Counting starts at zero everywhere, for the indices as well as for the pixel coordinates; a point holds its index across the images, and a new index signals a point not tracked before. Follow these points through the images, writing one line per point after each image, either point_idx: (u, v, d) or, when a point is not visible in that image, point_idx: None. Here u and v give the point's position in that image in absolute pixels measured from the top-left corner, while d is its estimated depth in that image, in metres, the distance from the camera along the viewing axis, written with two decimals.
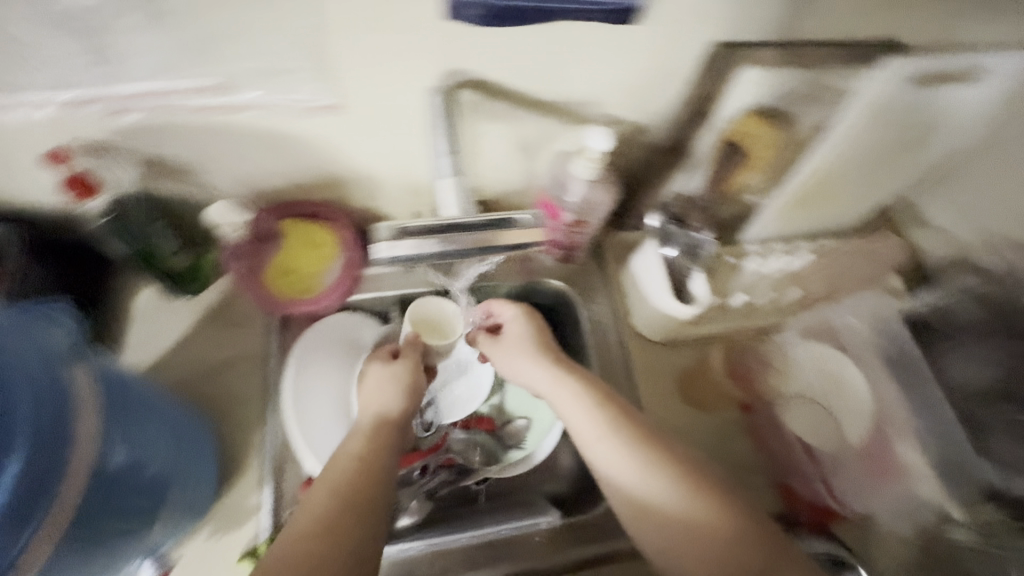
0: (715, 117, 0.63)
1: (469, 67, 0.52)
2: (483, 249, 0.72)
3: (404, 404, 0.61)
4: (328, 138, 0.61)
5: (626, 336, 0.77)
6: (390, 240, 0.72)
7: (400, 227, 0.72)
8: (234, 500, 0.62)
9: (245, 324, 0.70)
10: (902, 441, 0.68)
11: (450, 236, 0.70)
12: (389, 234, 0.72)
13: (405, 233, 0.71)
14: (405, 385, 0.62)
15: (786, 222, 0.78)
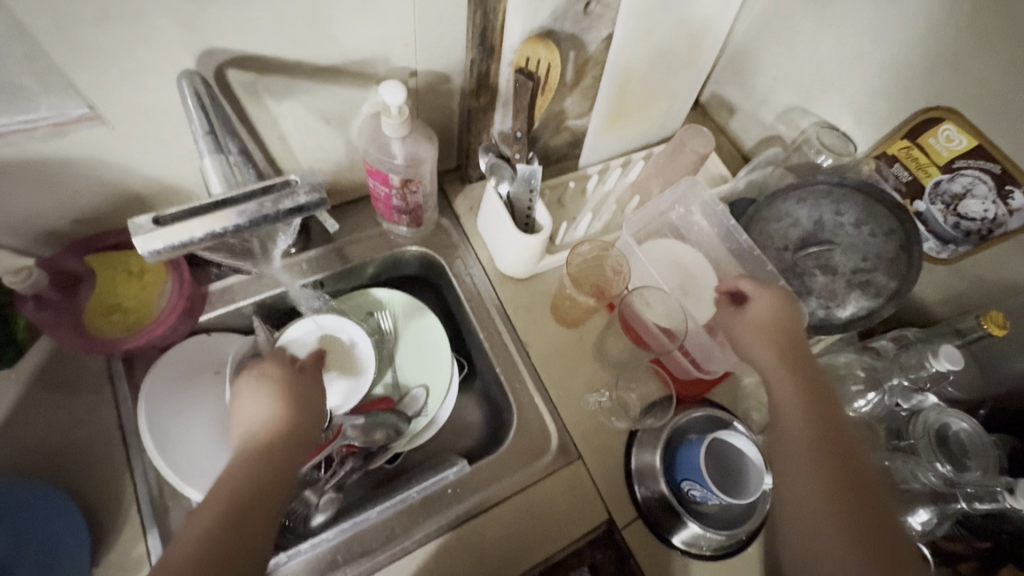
0: (503, 47, 0.64)
1: (223, 44, 0.51)
2: (264, 223, 0.46)
3: (296, 413, 0.55)
4: (107, 155, 0.56)
5: (495, 281, 0.79)
6: (143, 233, 0.43)
7: (154, 217, 0.45)
8: (118, 555, 0.58)
9: (85, 377, 0.65)
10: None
11: (215, 214, 0.45)
12: (140, 227, 0.43)
13: (160, 223, 0.44)
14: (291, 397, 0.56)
15: (611, 138, 0.84)
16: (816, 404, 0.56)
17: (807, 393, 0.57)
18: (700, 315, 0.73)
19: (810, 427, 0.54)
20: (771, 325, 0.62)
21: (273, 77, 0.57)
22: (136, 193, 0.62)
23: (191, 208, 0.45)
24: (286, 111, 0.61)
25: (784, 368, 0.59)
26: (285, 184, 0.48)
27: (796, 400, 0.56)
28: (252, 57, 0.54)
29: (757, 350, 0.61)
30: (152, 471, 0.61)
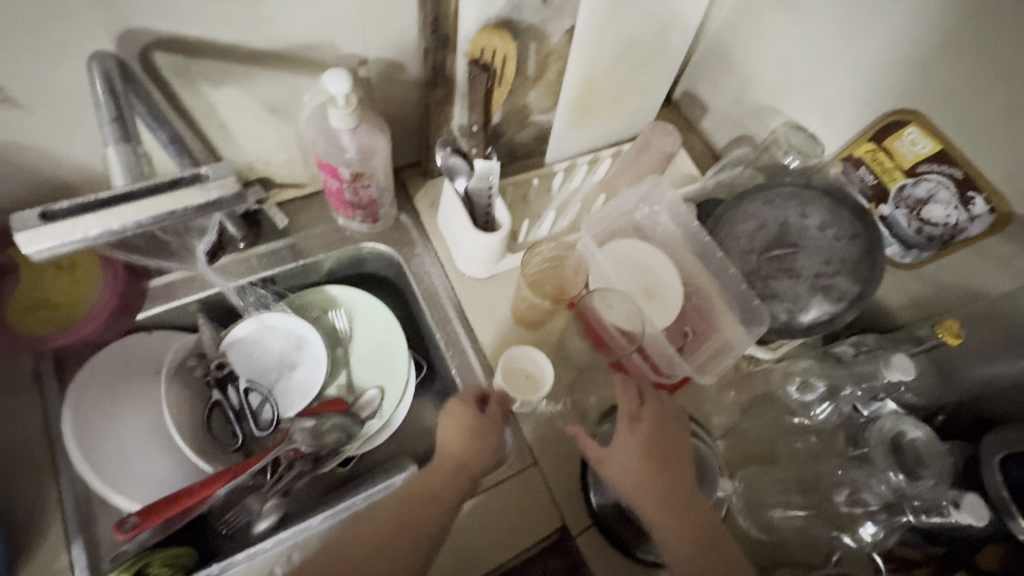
0: (457, 36, 0.61)
1: (148, 25, 0.48)
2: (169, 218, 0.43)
3: (467, 450, 0.62)
4: (27, 140, 0.52)
5: (455, 280, 0.77)
6: (26, 229, 0.40)
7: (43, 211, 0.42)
8: (39, 564, 0.55)
9: (11, 379, 0.61)
10: (718, 310, 0.73)
11: (115, 210, 0.42)
12: (25, 222, 0.40)
13: (49, 217, 0.41)
14: (467, 433, 0.63)
15: (578, 135, 0.82)
16: (667, 481, 0.60)
17: (662, 472, 0.60)
18: (658, 319, 0.72)
19: (672, 504, 0.59)
20: (629, 414, 0.64)
21: (207, 62, 0.53)
22: (64, 182, 0.58)
23: (81, 203, 0.42)
24: (226, 98, 0.58)
25: (637, 458, 0.61)
26: (189, 178, 0.44)
27: (643, 490, 0.60)
28: (181, 40, 0.50)
29: (619, 442, 0.63)
30: (78, 479, 0.58)
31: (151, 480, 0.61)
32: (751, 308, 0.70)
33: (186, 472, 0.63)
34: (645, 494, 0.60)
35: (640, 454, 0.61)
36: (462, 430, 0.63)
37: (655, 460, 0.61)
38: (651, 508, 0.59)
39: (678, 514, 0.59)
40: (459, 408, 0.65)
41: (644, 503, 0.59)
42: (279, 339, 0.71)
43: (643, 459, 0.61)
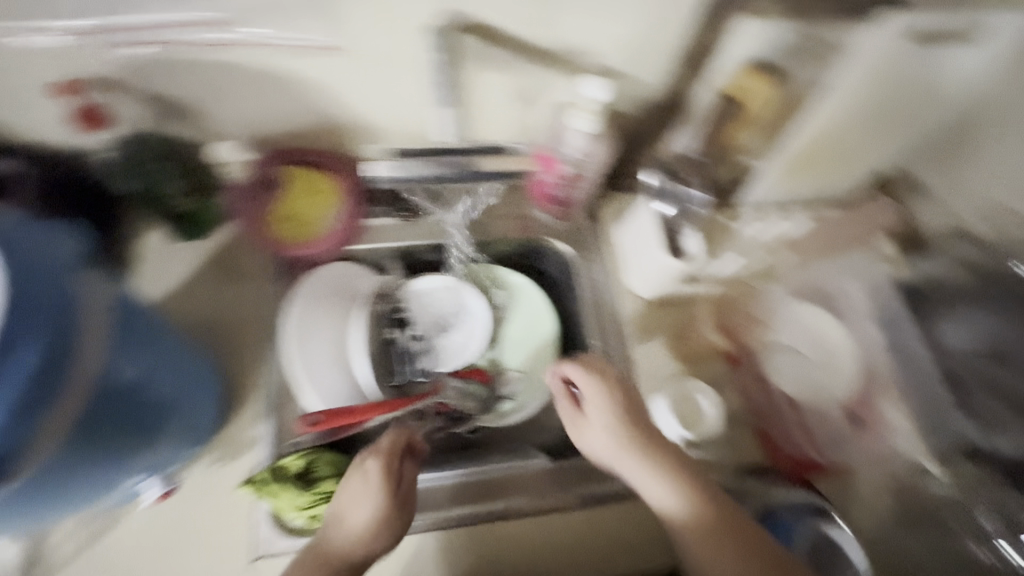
0: (715, 68, 0.62)
1: (470, 10, 0.53)
2: None
3: (359, 540, 0.53)
4: (334, 83, 0.60)
5: (621, 294, 0.78)
6: None
7: None
8: (236, 429, 0.64)
9: (248, 271, 0.72)
10: (888, 401, 0.70)
11: None
12: None
13: None
14: (365, 514, 0.54)
15: (788, 184, 0.78)
16: (717, 505, 0.55)
17: (682, 475, 0.57)
18: (836, 385, 0.70)
19: (700, 506, 0.55)
20: (587, 402, 0.62)
21: (494, 48, 0.59)
22: (341, 121, 0.67)
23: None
24: (491, 81, 0.63)
25: (637, 435, 0.59)
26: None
27: (653, 472, 0.57)
28: (487, 26, 0.56)
29: (594, 436, 0.61)
30: (281, 369, 0.67)
31: (335, 392, 0.68)
32: (941, 420, 0.69)
33: (357, 395, 0.69)
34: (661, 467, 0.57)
35: (631, 434, 0.59)
36: (365, 493, 0.54)
37: (650, 448, 0.58)
38: (663, 489, 0.56)
39: (695, 503, 0.55)
40: (388, 456, 0.57)
41: (642, 472, 0.57)
42: (446, 301, 0.77)
43: (643, 439, 0.59)
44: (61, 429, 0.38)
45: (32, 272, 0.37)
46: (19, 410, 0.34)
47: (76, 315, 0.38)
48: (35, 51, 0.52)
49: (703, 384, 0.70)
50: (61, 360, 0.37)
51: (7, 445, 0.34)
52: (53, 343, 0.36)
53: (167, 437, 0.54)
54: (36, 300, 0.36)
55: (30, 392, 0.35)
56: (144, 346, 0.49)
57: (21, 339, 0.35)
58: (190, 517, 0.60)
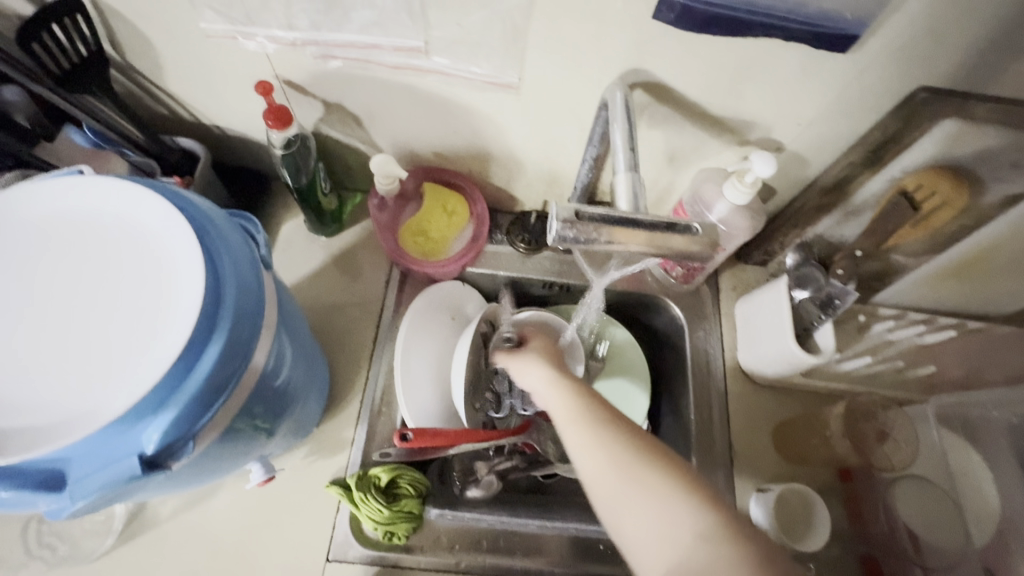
0: (895, 161, 0.58)
1: (652, 69, 0.52)
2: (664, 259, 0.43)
3: None
4: (495, 115, 0.61)
5: (728, 369, 0.74)
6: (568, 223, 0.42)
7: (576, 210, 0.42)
8: (332, 427, 0.66)
9: (367, 274, 0.75)
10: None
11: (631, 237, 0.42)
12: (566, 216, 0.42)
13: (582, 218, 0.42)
14: None
15: (930, 290, 0.72)
16: (644, 444, 0.45)
17: (621, 423, 0.47)
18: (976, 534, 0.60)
19: (627, 447, 0.44)
20: (535, 386, 0.55)
21: (664, 107, 0.57)
22: (488, 149, 0.68)
23: (605, 216, 0.42)
24: (646, 136, 0.62)
25: (583, 391, 0.50)
26: (689, 232, 0.43)
27: (592, 419, 0.47)
28: (663, 86, 0.54)
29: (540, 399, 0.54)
30: (382, 376, 0.69)
31: (424, 413, 0.67)
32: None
33: (447, 417, 0.70)
34: (594, 420, 0.47)
35: (576, 390, 0.51)
36: None
37: (603, 406, 0.48)
38: (596, 446, 0.45)
39: (625, 447, 0.44)
40: None
41: (588, 435, 0.46)
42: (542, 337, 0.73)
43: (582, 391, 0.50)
44: (225, 421, 0.40)
45: (231, 270, 0.39)
46: (202, 400, 0.37)
47: (258, 312, 0.41)
48: (241, 53, 0.56)
49: (805, 488, 0.64)
50: (241, 357, 0.39)
51: (187, 433, 0.37)
52: (238, 339, 0.38)
53: (283, 428, 0.56)
54: (231, 297, 0.38)
55: (214, 384, 0.37)
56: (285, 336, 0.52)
57: (214, 334, 0.37)
58: (278, 506, 0.61)
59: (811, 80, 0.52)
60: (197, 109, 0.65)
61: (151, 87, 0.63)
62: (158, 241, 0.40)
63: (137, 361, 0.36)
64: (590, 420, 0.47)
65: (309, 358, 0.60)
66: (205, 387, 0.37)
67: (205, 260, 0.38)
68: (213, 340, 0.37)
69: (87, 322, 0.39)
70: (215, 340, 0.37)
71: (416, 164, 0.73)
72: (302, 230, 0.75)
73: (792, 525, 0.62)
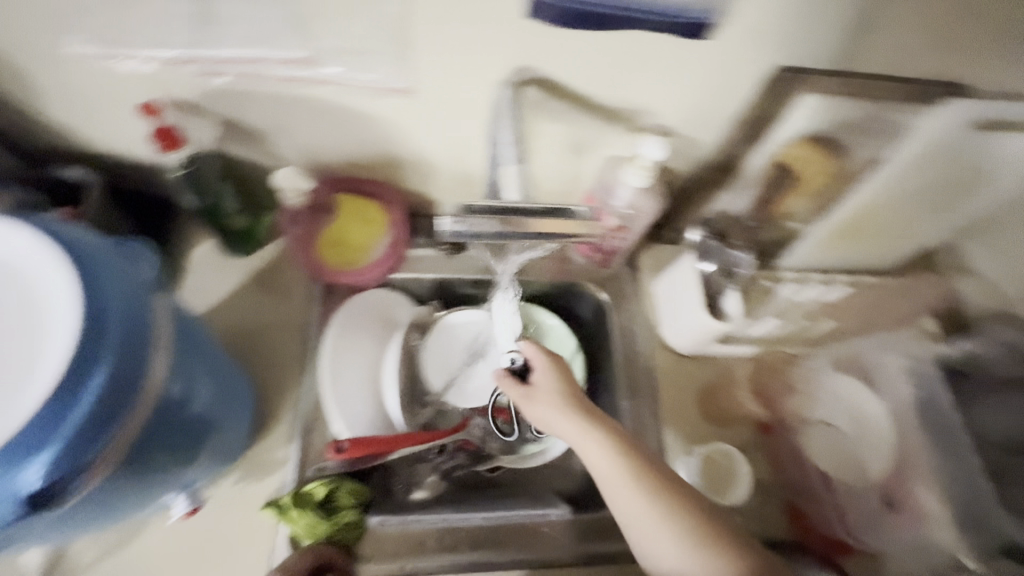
0: (771, 137, 0.63)
1: (538, 66, 0.55)
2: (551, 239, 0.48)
3: None
4: (398, 121, 0.62)
5: (653, 346, 0.78)
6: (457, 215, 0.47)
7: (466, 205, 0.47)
8: (263, 450, 0.64)
9: (289, 290, 0.73)
10: (925, 484, 0.65)
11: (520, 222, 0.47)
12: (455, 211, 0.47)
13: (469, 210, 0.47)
14: None
15: (826, 252, 0.79)
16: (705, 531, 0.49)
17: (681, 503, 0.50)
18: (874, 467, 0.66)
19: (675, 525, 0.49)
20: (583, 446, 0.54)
21: (558, 102, 0.60)
22: (398, 156, 0.68)
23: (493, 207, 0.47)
24: (547, 130, 0.64)
25: (636, 468, 0.52)
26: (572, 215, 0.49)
27: (648, 500, 0.50)
28: (552, 81, 0.57)
29: (598, 469, 0.53)
30: (313, 391, 0.68)
31: (360, 423, 0.68)
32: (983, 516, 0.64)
33: (383, 424, 0.70)
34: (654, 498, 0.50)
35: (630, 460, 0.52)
36: None
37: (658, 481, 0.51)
38: (660, 524, 0.49)
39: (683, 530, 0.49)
40: None
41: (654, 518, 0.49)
42: (465, 334, 0.77)
43: (638, 467, 0.52)
44: (122, 453, 0.38)
45: (113, 295, 0.38)
46: (89, 430, 0.36)
47: (149, 335, 0.40)
48: (122, 75, 0.54)
49: (726, 446, 0.68)
50: (133, 383, 0.38)
51: (75, 467, 0.35)
52: (126, 365, 0.37)
53: (205, 454, 0.55)
54: (114, 322, 0.37)
55: (101, 413, 0.36)
56: (194, 363, 0.51)
57: (98, 361, 0.36)
58: (212, 536, 0.60)
59: (686, 67, 0.56)
60: (88, 138, 0.63)
61: (31, 117, 0.60)
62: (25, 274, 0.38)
63: (14, 397, 0.35)
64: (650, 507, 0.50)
65: (229, 383, 0.59)
66: (92, 416, 0.36)
67: (82, 287, 0.37)
68: (99, 365, 0.36)
69: None
70: (101, 366, 0.36)
71: (326, 176, 0.72)
72: (216, 253, 0.73)
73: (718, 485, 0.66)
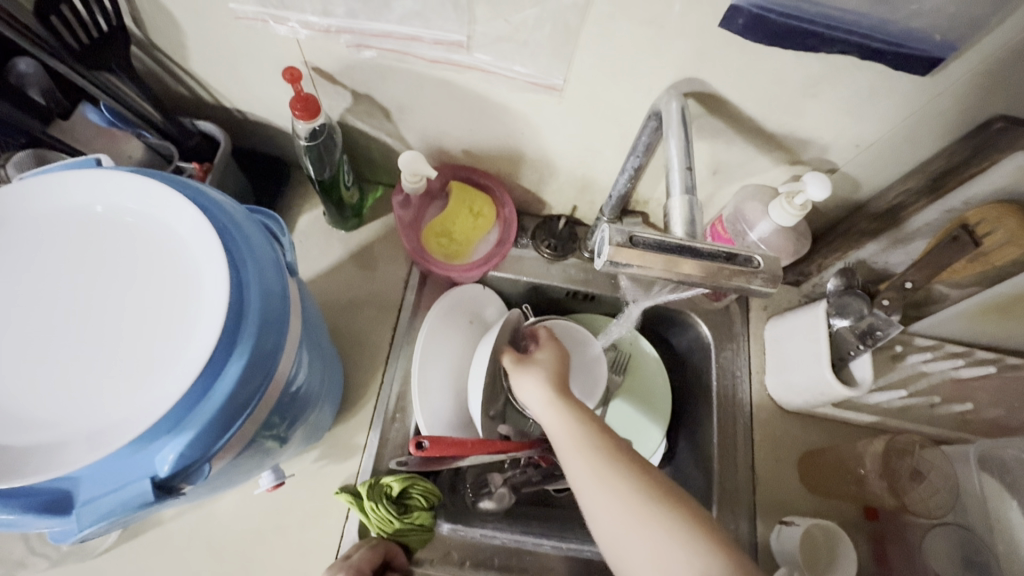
0: (958, 194, 0.53)
1: (709, 79, 0.49)
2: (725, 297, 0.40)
3: None
4: (535, 117, 0.57)
5: (753, 393, 0.72)
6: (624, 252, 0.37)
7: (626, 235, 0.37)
8: (344, 432, 0.64)
9: (388, 272, 0.72)
10: None
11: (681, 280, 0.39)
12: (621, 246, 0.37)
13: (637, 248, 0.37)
14: None
15: (974, 324, 0.69)
16: None
17: (632, 471, 0.48)
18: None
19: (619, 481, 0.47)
20: None
21: (715, 120, 0.54)
22: (522, 152, 0.64)
23: (661, 243, 0.37)
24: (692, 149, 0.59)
25: None
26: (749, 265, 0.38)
27: (598, 466, 0.49)
28: (718, 97, 0.51)
29: None
30: (398, 381, 0.66)
31: (441, 419, 0.65)
32: None
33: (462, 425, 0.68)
34: (634, 494, 0.46)
35: (582, 426, 0.53)
36: None
37: (606, 451, 0.50)
38: None
39: (643, 499, 0.46)
40: None
41: (593, 479, 0.48)
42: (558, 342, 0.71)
43: None
44: (244, 443, 0.38)
45: (260, 273, 0.37)
46: (220, 419, 0.34)
47: (285, 315, 0.38)
48: (270, 38, 0.52)
49: (833, 525, 0.60)
50: (263, 373, 0.36)
51: (201, 455, 0.35)
52: (261, 357, 0.36)
53: (299, 432, 0.54)
54: (257, 306, 0.36)
55: (234, 402, 0.35)
56: (320, 343, 0.55)
57: (237, 348, 0.35)
58: (286, 510, 0.59)
59: (880, 101, 0.48)
60: (218, 92, 0.62)
61: (175, 68, 0.60)
62: (192, 252, 0.37)
63: (159, 379, 0.34)
64: (624, 491, 0.47)
65: (327, 367, 0.58)
66: (226, 409, 0.35)
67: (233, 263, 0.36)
68: (234, 358, 0.35)
69: (66, 318, 0.37)
70: (235, 359, 0.35)
71: (442, 161, 0.69)
72: (322, 223, 0.73)
73: (816, 563, 0.59)
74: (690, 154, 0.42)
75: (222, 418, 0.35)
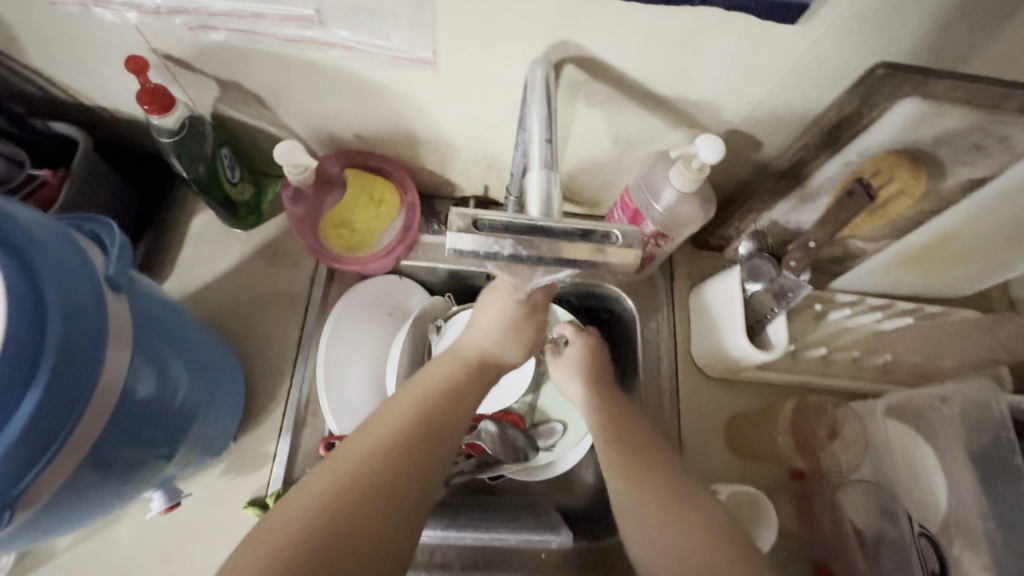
0: (852, 145, 0.52)
1: (583, 42, 0.46)
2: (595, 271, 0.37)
3: None
4: (415, 95, 0.54)
5: (679, 363, 0.71)
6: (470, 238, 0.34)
7: (472, 219, 0.34)
8: (252, 442, 0.61)
9: (292, 271, 0.68)
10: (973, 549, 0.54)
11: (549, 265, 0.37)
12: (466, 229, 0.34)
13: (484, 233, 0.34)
14: None
15: (889, 278, 0.69)
16: None
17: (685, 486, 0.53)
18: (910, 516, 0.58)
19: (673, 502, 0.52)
20: None
21: (601, 86, 0.51)
22: (415, 134, 0.61)
23: (507, 224, 0.35)
24: (586, 118, 0.56)
25: None
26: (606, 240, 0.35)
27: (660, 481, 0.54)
28: (597, 61, 0.48)
29: None
30: (307, 383, 0.63)
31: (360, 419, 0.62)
32: None
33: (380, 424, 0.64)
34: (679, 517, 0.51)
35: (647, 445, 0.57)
36: None
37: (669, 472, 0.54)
38: None
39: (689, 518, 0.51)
40: None
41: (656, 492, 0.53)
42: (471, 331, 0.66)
43: None
44: (64, 475, 0.37)
45: (59, 299, 0.35)
46: (20, 461, 0.33)
47: (97, 342, 0.37)
48: (101, 24, 0.47)
49: (753, 489, 0.60)
50: (74, 400, 0.35)
51: (2, 502, 0.33)
52: (64, 388, 0.34)
53: (189, 440, 0.51)
54: (54, 337, 0.34)
55: (34, 441, 0.33)
56: (201, 353, 0.53)
57: (33, 379, 0.33)
58: (191, 529, 0.57)
59: (760, 56, 0.46)
60: (71, 89, 0.57)
61: (13, 64, 0.54)
62: None
63: None
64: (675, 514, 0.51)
65: (216, 377, 0.55)
66: (23, 446, 0.33)
67: (20, 292, 0.33)
68: (32, 389, 0.33)
69: None
70: (32, 390, 0.33)
71: (337, 148, 0.65)
72: (216, 224, 0.68)
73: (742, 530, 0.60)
74: (553, 125, 0.41)
75: (25, 453, 0.33)
